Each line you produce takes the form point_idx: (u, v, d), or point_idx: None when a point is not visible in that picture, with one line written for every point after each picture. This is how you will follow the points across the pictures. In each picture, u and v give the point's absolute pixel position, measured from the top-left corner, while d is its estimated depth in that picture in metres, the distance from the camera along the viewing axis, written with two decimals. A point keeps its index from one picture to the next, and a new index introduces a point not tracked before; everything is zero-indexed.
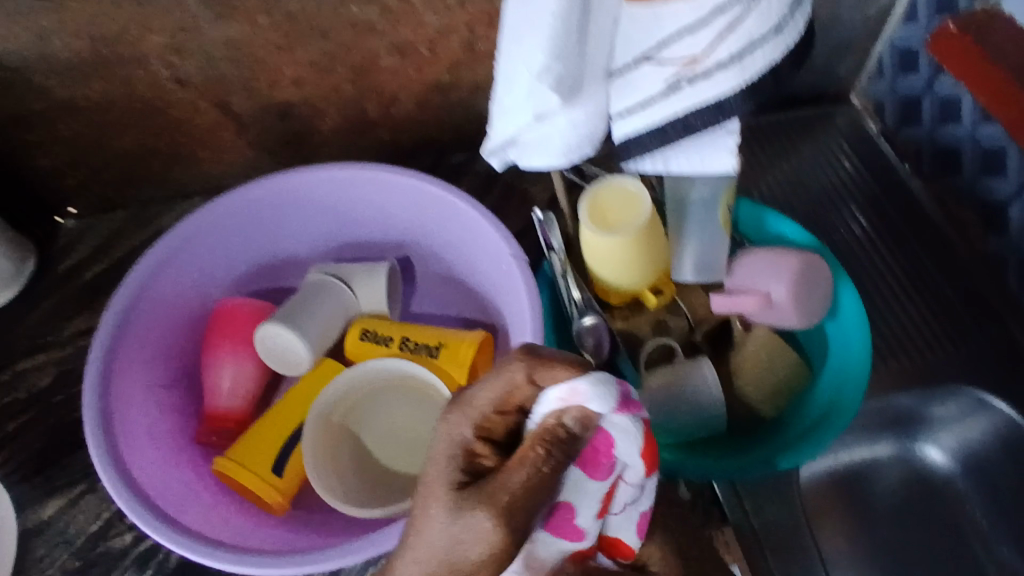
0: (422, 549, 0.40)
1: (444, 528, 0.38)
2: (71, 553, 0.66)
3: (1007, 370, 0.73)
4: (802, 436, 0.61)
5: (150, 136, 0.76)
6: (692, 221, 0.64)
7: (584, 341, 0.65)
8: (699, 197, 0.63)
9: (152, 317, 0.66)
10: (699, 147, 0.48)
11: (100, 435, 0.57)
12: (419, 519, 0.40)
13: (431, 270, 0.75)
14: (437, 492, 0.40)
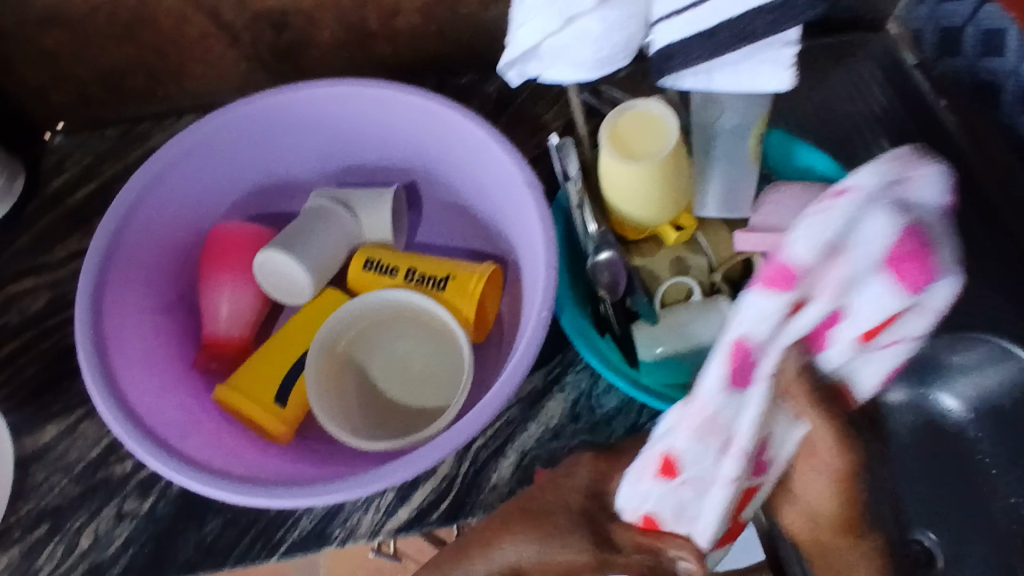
0: (510, 550, 0.50)
1: (544, 552, 0.48)
2: (71, 478, 0.65)
3: None
4: None
5: (137, 45, 0.71)
6: (718, 152, 0.62)
7: (600, 277, 0.62)
8: (728, 125, 0.61)
9: (146, 238, 0.63)
10: (751, 59, 0.44)
11: (94, 359, 0.55)
12: (521, 526, 0.50)
13: (439, 198, 0.71)
14: (548, 517, 0.49)
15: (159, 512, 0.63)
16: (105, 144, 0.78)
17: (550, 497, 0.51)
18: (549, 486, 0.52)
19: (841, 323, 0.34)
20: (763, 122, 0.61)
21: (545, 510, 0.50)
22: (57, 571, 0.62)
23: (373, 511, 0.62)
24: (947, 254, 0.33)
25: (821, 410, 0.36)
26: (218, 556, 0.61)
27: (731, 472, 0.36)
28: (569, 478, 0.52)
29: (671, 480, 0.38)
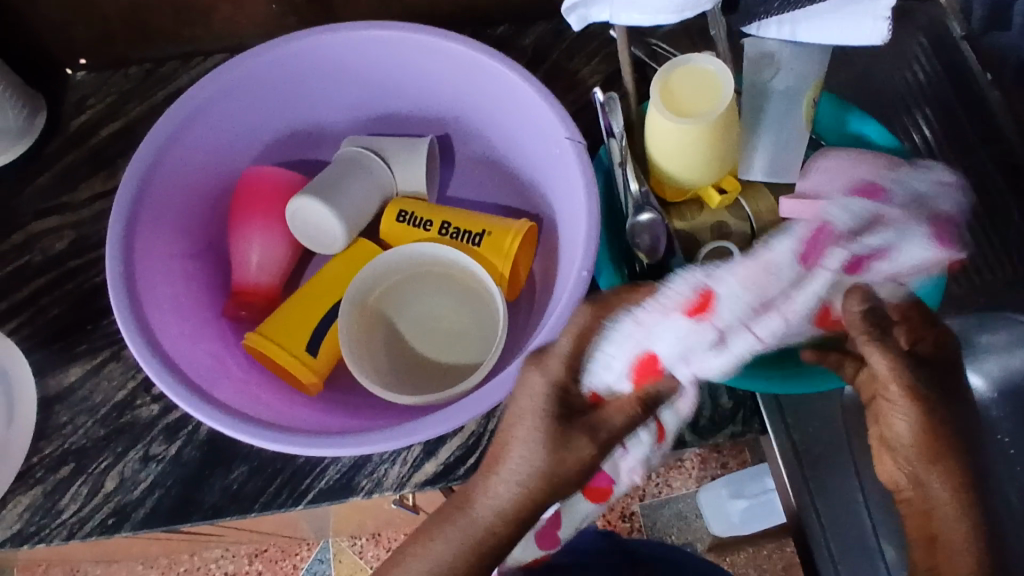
0: (509, 472, 0.46)
1: (549, 465, 0.45)
2: (95, 420, 0.65)
3: None
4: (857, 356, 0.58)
5: None
6: (771, 113, 0.61)
7: (639, 239, 0.60)
8: (782, 87, 0.60)
9: (174, 180, 0.61)
10: (841, 13, 0.46)
11: (126, 301, 0.54)
12: (515, 456, 0.46)
13: (474, 151, 0.69)
14: (536, 439, 0.46)
15: (185, 457, 0.63)
16: (129, 82, 0.76)
17: (524, 424, 0.47)
18: (518, 415, 0.47)
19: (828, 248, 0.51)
20: (818, 83, 0.60)
21: (528, 438, 0.46)
22: (83, 511, 0.62)
23: (399, 464, 0.62)
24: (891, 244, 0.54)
25: (884, 348, 0.48)
26: (244, 503, 0.61)
27: (767, 323, 0.47)
28: (531, 397, 0.47)
29: (703, 317, 0.47)
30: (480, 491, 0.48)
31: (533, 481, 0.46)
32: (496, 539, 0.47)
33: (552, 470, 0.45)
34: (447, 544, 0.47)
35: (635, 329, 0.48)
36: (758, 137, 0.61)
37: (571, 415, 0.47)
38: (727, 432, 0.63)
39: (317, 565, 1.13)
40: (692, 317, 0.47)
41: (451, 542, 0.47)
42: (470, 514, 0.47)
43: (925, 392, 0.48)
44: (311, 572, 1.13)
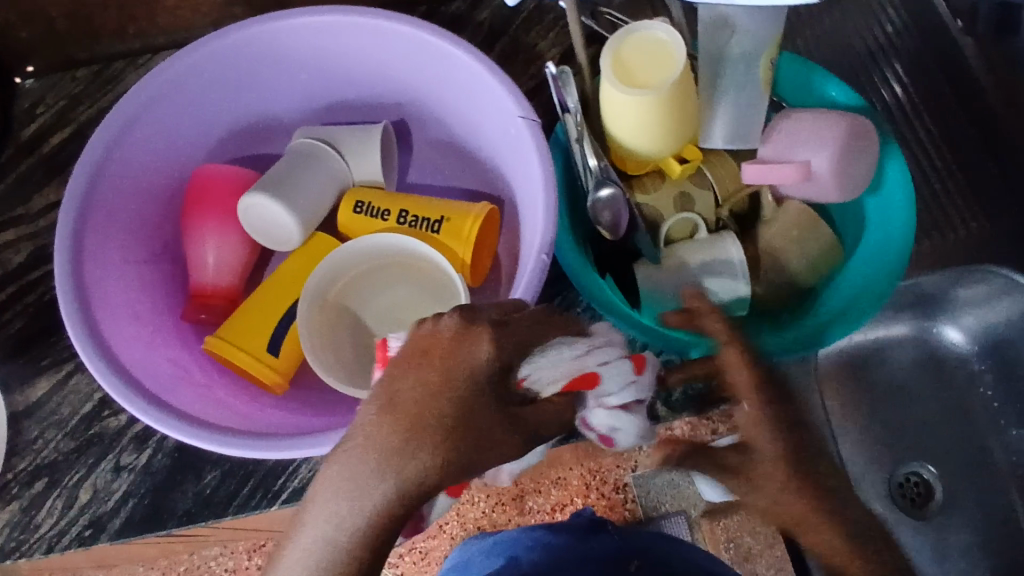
0: (398, 458, 0.40)
1: (455, 454, 0.41)
2: (65, 433, 0.63)
3: None
4: (813, 331, 0.56)
5: None
6: (729, 77, 0.59)
7: (601, 216, 0.59)
8: (739, 50, 0.58)
9: (122, 185, 0.59)
10: None
11: (76, 314, 0.52)
12: (415, 434, 0.41)
13: (431, 135, 0.67)
14: (462, 417, 0.42)
15: (157, 465, 0.62)
16: (77, 85, 0.72)
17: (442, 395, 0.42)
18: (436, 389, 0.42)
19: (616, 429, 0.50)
20: (776, 42, 0.57)
21: (436, 413, 0.41)
22: (59, 524, 0.62)
23: None
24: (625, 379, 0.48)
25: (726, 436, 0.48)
26: (220, 507, 0.61)
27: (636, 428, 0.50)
28: (463, 362, 0.43)
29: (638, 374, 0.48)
30: (366, 473, 0.41)
31: (432, 469, 0.41)
32: (374, 538, 0.41)
33: (460, 457, 0.41)
34: (322, 538, 0.41)
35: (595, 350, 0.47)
36: (718, 105, 0.60)
37: (505, 397, 0.43)
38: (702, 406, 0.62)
39: None
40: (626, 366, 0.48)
41: (335, 524, 0.41)
42: (351, 501, 0.41)
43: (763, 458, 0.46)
44: None
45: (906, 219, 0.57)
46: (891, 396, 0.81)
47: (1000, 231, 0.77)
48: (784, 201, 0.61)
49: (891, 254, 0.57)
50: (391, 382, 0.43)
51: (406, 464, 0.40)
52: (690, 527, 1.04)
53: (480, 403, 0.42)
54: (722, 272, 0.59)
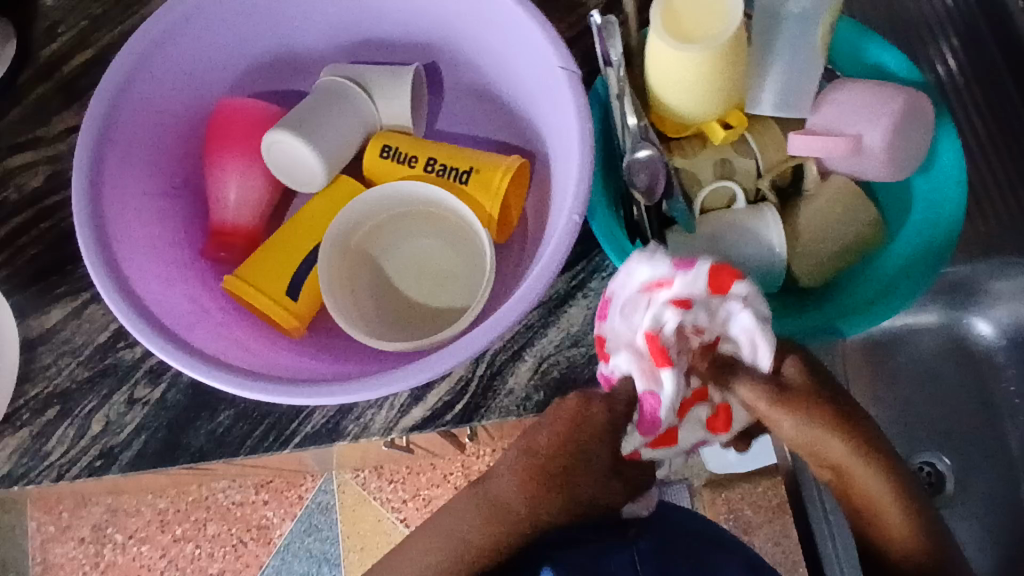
0: (513, 482, 0.50)
1: (567, 486, 0.50)
2: (79, 362, 0.63)
3: None
4: (864, 304, 0.55)
5: None
6: (783, 40, 0.56)
7: (636, 179, 0.56)
8: (796, 10, 0.55)
9: (142, 113, 0.57)
10: None
11: (93, 243, 0.51)
12: (532, 471, 0.50)
13: (464, 82, 0.65)
14: (571, 456, 0.50)
15: (170, 400, 0.62)
16: (100, 8, 0.70)
17: (570, 445, 0.50)
18: (569, 429, 0.50)
19: (661, 328, 0.48)
20: (837, 6, 0.54)
21: (557, 452, 0.50)
22: (70, 453, 0.62)
23: (387, 409, 0.60)
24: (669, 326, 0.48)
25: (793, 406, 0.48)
26: (232, 447, 0.61)
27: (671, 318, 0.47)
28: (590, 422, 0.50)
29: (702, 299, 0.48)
30: (502, 488, 0.51)
31: (547, 496, 0.50)
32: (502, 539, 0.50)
33: (572, 484, 0.50)
34: (456, 532, 0.51)
35: (624, 353, 0.50)
36: (772, 66, 0.56)
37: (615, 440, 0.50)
38: None
39: (323, 495, 1.15)
40: (647, 390, 0.49)
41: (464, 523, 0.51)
42: (486, 511, 0.51)
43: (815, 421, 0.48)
44: (316, 502, 1.15)
45: (957, 200, 0.55)
46: (912, 388, 0.78)
47: None
48: (829, 176, 0.58)
49: (941, 227, 0.55)
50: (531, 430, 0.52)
51: (535, 489, 0.50)
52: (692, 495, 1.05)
53: (598, 443, 0.50)
54: (754, 241, 0.56)
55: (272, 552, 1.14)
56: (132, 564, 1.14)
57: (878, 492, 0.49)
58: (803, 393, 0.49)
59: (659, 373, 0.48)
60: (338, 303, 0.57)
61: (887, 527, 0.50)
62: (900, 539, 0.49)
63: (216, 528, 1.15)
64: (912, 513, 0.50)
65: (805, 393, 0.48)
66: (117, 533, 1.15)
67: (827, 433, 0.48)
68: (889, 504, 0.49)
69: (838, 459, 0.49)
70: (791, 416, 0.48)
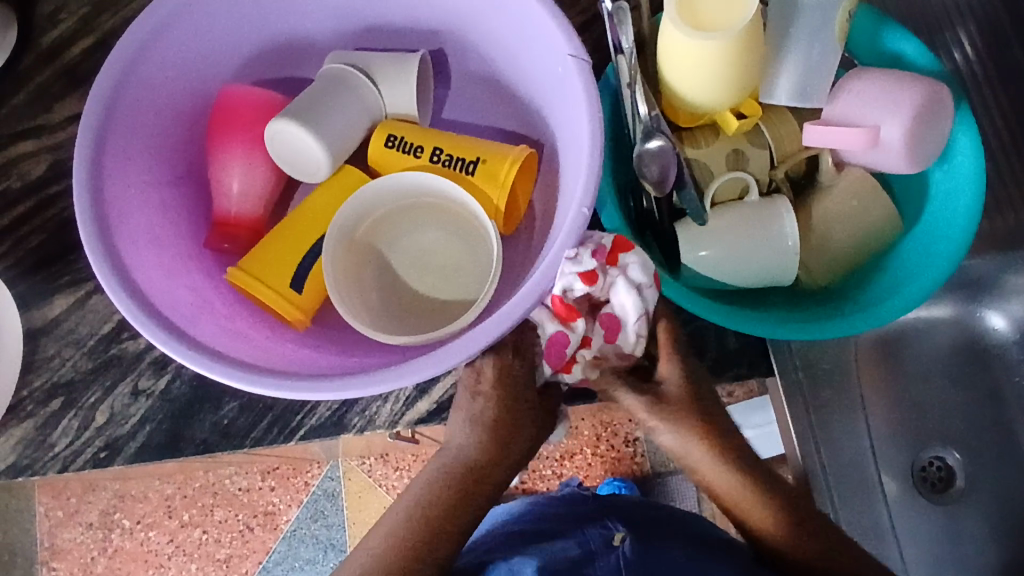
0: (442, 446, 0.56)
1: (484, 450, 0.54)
2: (82, 353, 0.63)
3: None
4: (864, 305, 0.54)
5: None
6: (801, 27, 0.54)
7: (647, 170, 0.55)
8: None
9: (143, 102, 0.56)
10: None
11: (95, 234, 0.51)
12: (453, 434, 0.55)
13: (472, 69, 0.63)
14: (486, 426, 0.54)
15: (174, 392, 0.61)
16: None
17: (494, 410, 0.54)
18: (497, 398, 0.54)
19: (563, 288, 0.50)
20: None
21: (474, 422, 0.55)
22: (75, 444, 0.62)
23: (392, 402, 0.60)
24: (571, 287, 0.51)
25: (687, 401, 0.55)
26: (236, 439, 0.60)
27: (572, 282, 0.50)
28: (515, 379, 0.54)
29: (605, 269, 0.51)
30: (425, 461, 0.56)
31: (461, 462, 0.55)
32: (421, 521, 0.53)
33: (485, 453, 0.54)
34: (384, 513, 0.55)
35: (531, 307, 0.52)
36: (788, 55, 0.55)
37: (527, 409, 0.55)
38: (734, 372, 0.59)
39: (328, 482, 1.15)
40: (553, 340, 0.51)
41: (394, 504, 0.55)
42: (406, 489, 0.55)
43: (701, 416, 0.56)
44: (322, 489, 1.15)
45: (971, 200, 0.53)
46: (921, 384, 0.78)
47: None
48: (845, 167, 0.57)
49: (943, 254, 0.53)
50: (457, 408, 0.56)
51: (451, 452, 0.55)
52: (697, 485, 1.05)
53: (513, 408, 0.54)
54: (771, 237, 0.55)
55: (278, 538, 1.15)
56: (140, 548, 1.15)
57: (740, 493, 0.56)
58: (678, 407, 0.55)
59: (571, 327, 0.52)
60: (344, 298, 0.57)
61: (758, 519, 0.56)
62: (770, 529, 0.56)
63: (223, 514, 1.15)
64: (780, 508, 0.56)
65: (678, 404, 0.55)
66: (125, 518, 1.15)
67: (695, 446, 0.56)
68: (749, 503, 0.56)
69: (704, 461, 0.56)
70: (666, 423, 0.56)
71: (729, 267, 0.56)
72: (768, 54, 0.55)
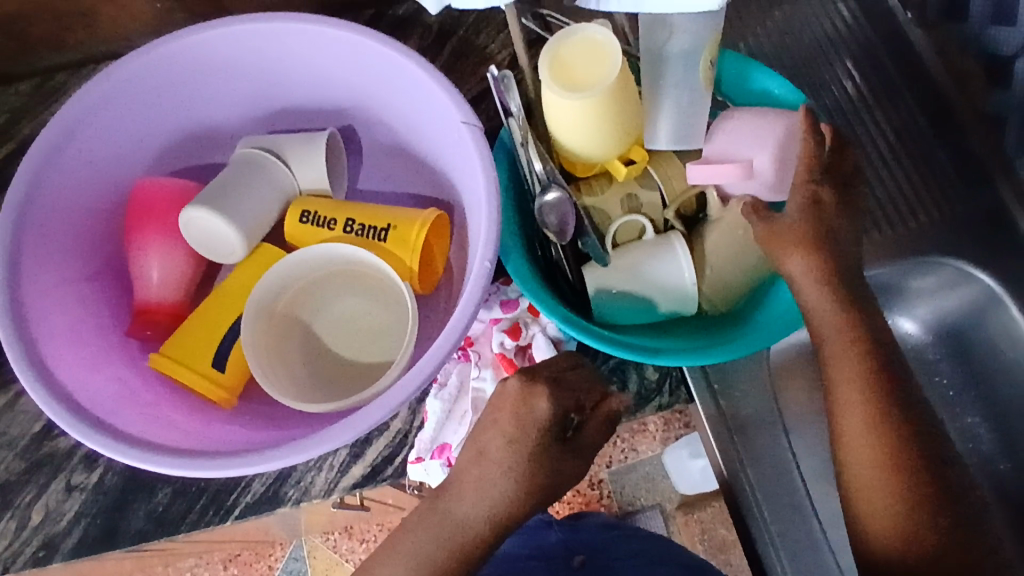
0: (467, 496, 0.51)
1: (523, 476, 0.50)
2: (15, 455, 0.62)
3: (988, 242, 0.73)
4: (760, 326, 0.57)
5: None
6: (669, 79, 0.59)
7: (547, 220, 0.59)
8: (678, 49, 0.58)
9: (58, 202, 0.58)
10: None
11: (14, 336, 0.51)
12: (495, 466, 0.50)
13: (379, 140, 0.67)
14: (501, 458, 0.50)
15: (108, 484, 0.61)
16: (20, 99, 0.70)
17: (512, 438, 0.50)
18: (510, 438, 0.50)
19: (500, 343, 0.62)
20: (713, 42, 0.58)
21: (506, 459, 0.50)
22: (13, 546, 0.61)
23: (326, 470, 0.61)
24: (504, 340, 0.62)
25: (810, 212, 0.52)
26: (173, 524, 0.60)
27: (503, 335, 0.62)
28: (532, 417, 0.50)
29: (529, 318, 0.63)
30: (460, 504, 0.51)
31: (497, 497, 0.50)
32: (474, 525, 0.51)
33: (514, 487, 0.50)
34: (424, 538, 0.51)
35: (476, 368, 0.63)
36: (662, 94, 0.59)
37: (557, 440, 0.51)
38: (656, 403, 0.64)
39: (293, 563, 1.13)
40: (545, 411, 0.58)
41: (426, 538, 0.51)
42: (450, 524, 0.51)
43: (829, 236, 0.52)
44: (288, 570, 1.13)
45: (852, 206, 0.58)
46: None
47: (963, 228, 0.74)
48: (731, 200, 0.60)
49: None
50: (480, 435, 0.52)
51: (489, 493, 0.50)
52: (665, 520, 1.05)
53: (542, 449, 0.50)
54: (671, 272, 0.59)
55: None
56: None
57: (851, 373, 0.51)
58: (800, 227, 0.52)
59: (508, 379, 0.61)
60: (265, 374, 0.57)
61: (857, 435, 0.50)
62: (868, 457, 0.50)
63: None
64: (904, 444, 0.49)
65: (796, 233, 0.52)
66: None
67: (823, 298, 0.52)
68: (860, 407, 0.50)
69: (818, 310, 0.52)
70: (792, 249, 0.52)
71: (633, 305, 0.59)
72: (645, 105, 0.59)
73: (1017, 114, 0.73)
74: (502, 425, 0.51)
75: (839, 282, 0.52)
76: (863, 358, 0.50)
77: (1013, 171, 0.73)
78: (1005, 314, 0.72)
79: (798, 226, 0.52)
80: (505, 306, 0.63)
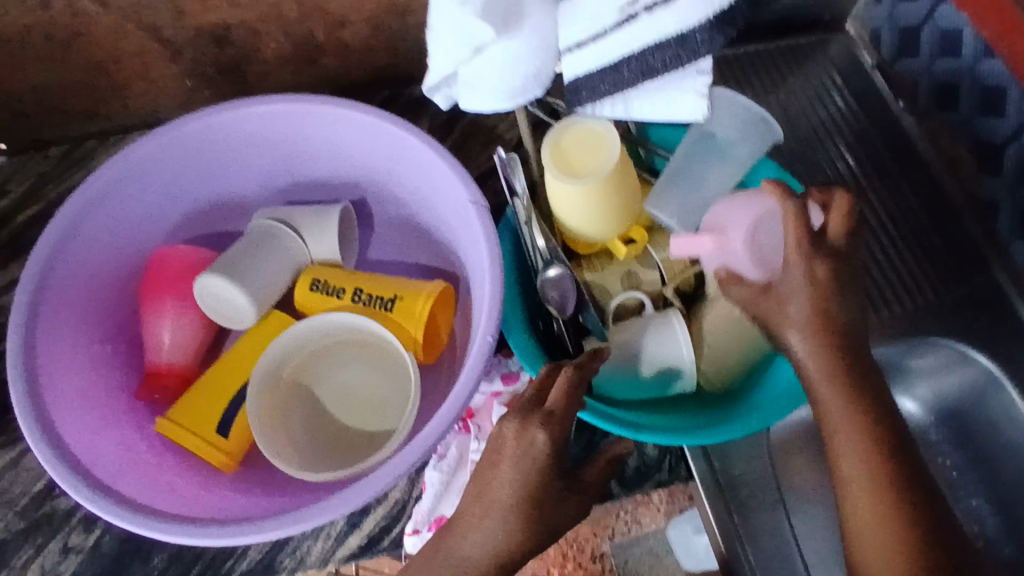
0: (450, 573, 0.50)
1: (508, 554, 0.49)
2: (14, 513, 0.62)
3: (981, 320, 0.70)
4: (760, 405, 0.58)
5: (87, 69, 0.68)
6: (696, 159, 0.64)
7: (548, 295, 0.61)
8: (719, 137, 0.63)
9: (80, 268, 0.60)
10: (669, 87, 0.44)
11: (24, 395, 0.52)
12: (480, 542, 0.49)
13: (389, 214, 0.69)
14: (486, 534, 0.49)
15: (105, 547, 0.61)
16: (52, 165, 0.74)
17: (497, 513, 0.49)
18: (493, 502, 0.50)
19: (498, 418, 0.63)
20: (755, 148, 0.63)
21: (490, 535, 0.49)
22: None
23: (322, 540, 0.62)
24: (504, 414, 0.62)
25: (810, 278, 0.51)
26: None
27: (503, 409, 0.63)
28: (516, 473, 0.49)
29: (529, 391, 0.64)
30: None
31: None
32: None
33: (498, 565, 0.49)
34: None
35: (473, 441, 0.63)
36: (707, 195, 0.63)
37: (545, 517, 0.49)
38: (655, 478, 0.70)
39: None
40: None
41: None
42: None
43: (830, 302, 0.50)
44: None
45: None
46: None
47: (963, 311, 0.72)
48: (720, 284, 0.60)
49: None
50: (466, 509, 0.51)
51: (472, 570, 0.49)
52: None
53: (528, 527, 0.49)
54: (669, 348, 0.60)
55: None
56: None
57: (855, 447, 0.49)
58: (800, 295, 0.51)
59: None
60: (263, 440, 0.58)
61: (865, 513, 0.49)
62: (876, 538, 0.48)
63: None
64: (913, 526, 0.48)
65: (797, 298, 0.51)
66: None
67: (825, 366, 0.50)
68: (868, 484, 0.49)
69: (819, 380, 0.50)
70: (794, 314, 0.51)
71: (631, 378, 0.60)
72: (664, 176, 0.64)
73: (1008, 201, 0.72)
74: (484, 498, 0.50)
75: (837, 352, 0.50)
76: (866, 430, 0.49)
77: (1009, 255, 0.71)
78: (1004, 396, 0.67)
79: (797, 283, 0.51)
80: (507, 380, 0.65)
